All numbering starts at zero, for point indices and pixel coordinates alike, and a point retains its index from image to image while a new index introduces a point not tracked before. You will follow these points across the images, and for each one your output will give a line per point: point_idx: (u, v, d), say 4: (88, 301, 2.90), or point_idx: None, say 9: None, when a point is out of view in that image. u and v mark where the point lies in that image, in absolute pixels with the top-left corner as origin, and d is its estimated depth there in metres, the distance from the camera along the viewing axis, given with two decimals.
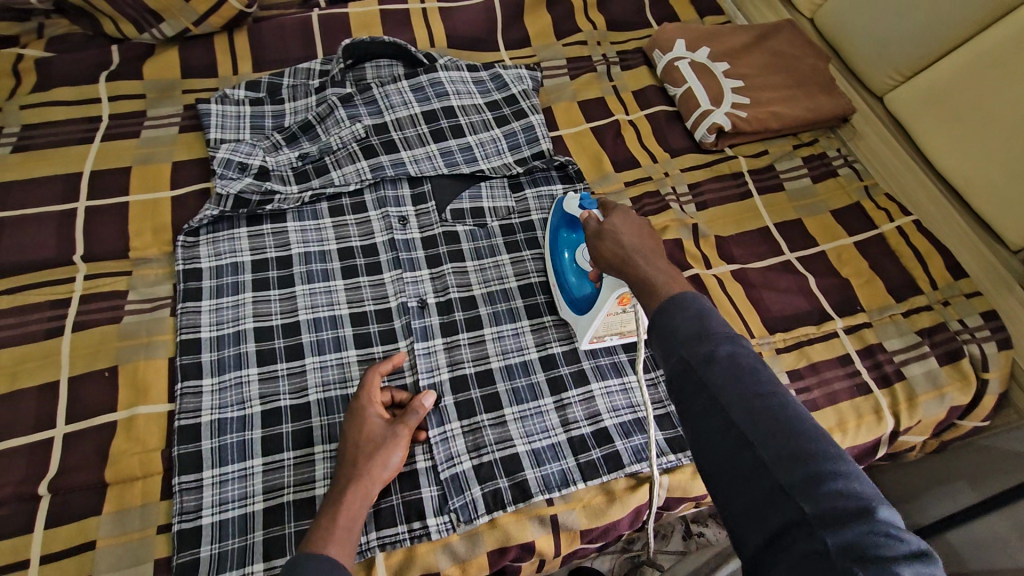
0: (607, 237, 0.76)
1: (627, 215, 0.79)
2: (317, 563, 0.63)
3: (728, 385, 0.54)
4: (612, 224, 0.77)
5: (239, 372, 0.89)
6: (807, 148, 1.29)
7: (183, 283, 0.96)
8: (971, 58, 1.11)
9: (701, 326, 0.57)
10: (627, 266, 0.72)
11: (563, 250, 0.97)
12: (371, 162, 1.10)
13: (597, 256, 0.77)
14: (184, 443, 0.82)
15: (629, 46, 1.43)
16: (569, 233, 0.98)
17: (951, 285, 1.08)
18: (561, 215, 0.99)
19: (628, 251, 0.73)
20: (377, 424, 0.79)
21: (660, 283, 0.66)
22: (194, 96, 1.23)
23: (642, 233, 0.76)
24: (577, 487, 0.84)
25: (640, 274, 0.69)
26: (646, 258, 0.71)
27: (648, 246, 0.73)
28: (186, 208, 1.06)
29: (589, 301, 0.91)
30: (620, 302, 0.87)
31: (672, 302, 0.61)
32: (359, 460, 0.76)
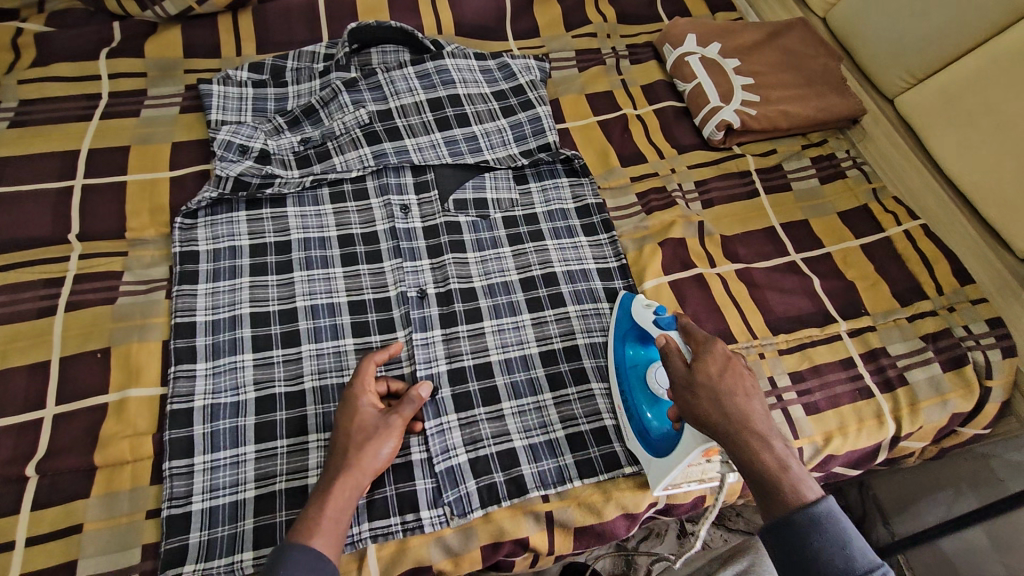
0: (703, 394, 0.74)
1: (717, 360, 0.77)
2: (301, 558, 0.65)
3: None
4: (705, 375, 0.76)
5: (234, 358, 0.87)
6: (816, 148, 1.27)
7: (179, 266, 0.94)
8: (984, 62, 1.10)
9: (845, 565, 0.65)
10: (733, 439, 0.72)
11: (632, 371, 0.88)
12: (374, 149, 1.09)
13: (689, 413, 0.75)
14: (176, 428, 0.81)
15: (639, 40, 1.41)
16: (638, 349, 0.89)
17: (957, 291, 1.06)
18: (629, 327, 0.91)
19: (735, 421, 0.72)
20: (371, 414, 0.77)
21: (784, 483, 0.69)
22: (196, 76, 1.21)
23: (737, 382, 0.75)
24: (573, 485, 0.83)
25: (757, 460, 0.71)
26: (753, 433, 0.72)
27: (750, 410, 0.74)
28: (184, 189, 1.05)
29: (670, 444, 0.80)
30: (705, 453, 0.78)
31: (810, 524, 0.67)
32: (349, 450, 0.74)
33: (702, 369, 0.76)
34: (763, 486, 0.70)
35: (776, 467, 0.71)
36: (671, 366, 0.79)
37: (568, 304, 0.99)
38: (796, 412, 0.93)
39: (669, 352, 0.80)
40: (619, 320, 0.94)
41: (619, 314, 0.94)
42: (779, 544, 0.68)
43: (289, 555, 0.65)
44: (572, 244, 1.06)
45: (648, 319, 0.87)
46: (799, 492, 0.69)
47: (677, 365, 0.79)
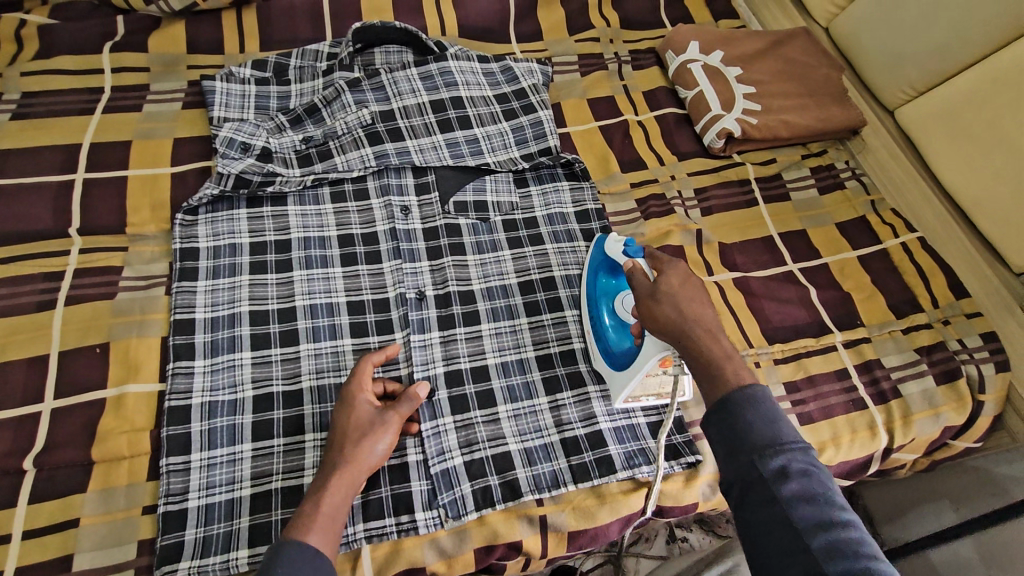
0: (665, 300, 0.76)
1: (679, 271, 0.79)
2: (297, 552, 0.65)
3: (797, 503, 0.58)
4: (668, 284, 0.77)
5: (232, 356, 0.88)
6: (815, 158, 1.28)
7: (179, 262, 0.94)
8: (983, 77, 1.10)
9: (773, 436, 0.62)
10: (688, 340, 0.73)
11: (602, 298, 0.93)
12: (375, 149, 1.09)
13: (650, 319, 0.76)
14: (173, 425, 0.81)
15: (642, 46, 1.42)
16: (608, 278, 0.94)
17: (952, 305, 1.07)
18: (601, 260, 0.95)
19: (688, 322, 0.73)
20: (368, 411, 0.78)
21: (729, 369, 0.69)
22: (199, 72, 1.21)
23: (697, 294, 0.76)
24: (568, 489, 0.83)
25: (707, 353, 0.71)
26: (707, 333, 0.73)
27: (705, 315, 0.74)
28: (185, 186, 1.05)
29: (628, 358, 0.86)
30: (661, 364, 0.82)
31: (745, 400, 0.65)
32: (345, 446, 0.74)
33: (664, 280, 0.78)
34: (708, 375, 0.69)
35: (723, 358, 0.70)
36: (635, 284, 0.81)
37: (566, 308, 0.99)
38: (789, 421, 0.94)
39: (634, 274, 0.82)
40: (595, 256, 0.97)
41: (595, 250, 0.98)
42: (714, 420, 0.66)
43: (284, 551, 0.65)
44: (572, 248, 1.07)
45: (616, 251, 0.89)
46: (740, 377, 0.68)
47: (641, 282, 0.80)
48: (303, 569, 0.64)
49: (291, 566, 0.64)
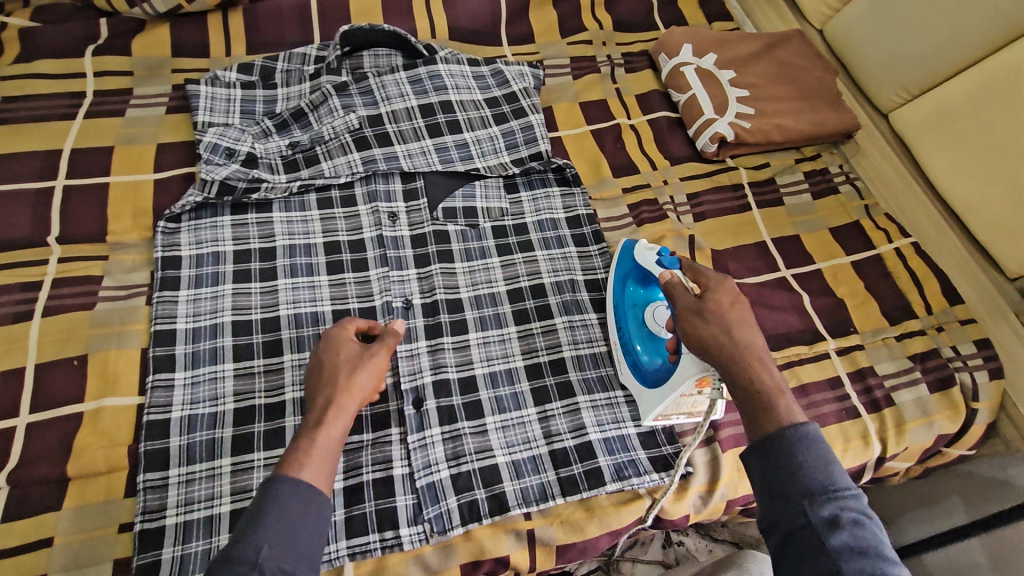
0: (712, 319, 0.74)
1: (727, 290, 0.77)
2: (290, 488, 0.64)
3: (847, 554, 0.57)
4: (716, 303, 0.76)
5: (214, 367, 0.86)
6: (809, 162, 1.27)
7: (160, 271, 0.93)
8: (979, 80, 1.09)
9: (824, 482, 0.62)
10: (736, 363, 0.72)
11: (630, 308, 0.93)
12: (363, 155, 1.07)
13: (694, 336, 0.75)
14: (151, 440, 0.79)
15: (635, 48, 1.40)
16: (638, 288, 0.93)
17: (946, 311, 1.06)
18: (630, 269, 0.94)
19: (738, 344, 0.72)
20: (354, 347, 0.77)
21: (778, 399, 0.68)
22: (184, 76, 1.19)
23: (745, 316, 0.75)
24: (556, 502, 0.82)
25: (756, 379, 0.70)
26: (757, 357, 0.72)
27: (753, 338, 0.73)
28: (168, 192, 1.03)
29: (662, 376, 0.85)
30: (697, 385, 0.82)
31: (797, 438, 0.65)
32: (337, 385, 0.73)
33: (712, 298, 0.77)
34: (756, 403, 0.69)
35: (773, 388, 0.70)
36: (676, 300, 0.79)
37: (556, 316, 0.98)
38: None
39: (674, 288, 0.81)
40: (620, 262, 0.97)
41: (619, 258, 0.97)
42: (762, 456, 0.65)
43: (274, 489, 0.64)
44: (562, 254, 1.05)
45: (650, 259, 0.89)
46: (791, 410, 0.67)
47: (683, 297, 0.79)
48: (296, 504, 0.64)
49: (282, 503, 0.63)
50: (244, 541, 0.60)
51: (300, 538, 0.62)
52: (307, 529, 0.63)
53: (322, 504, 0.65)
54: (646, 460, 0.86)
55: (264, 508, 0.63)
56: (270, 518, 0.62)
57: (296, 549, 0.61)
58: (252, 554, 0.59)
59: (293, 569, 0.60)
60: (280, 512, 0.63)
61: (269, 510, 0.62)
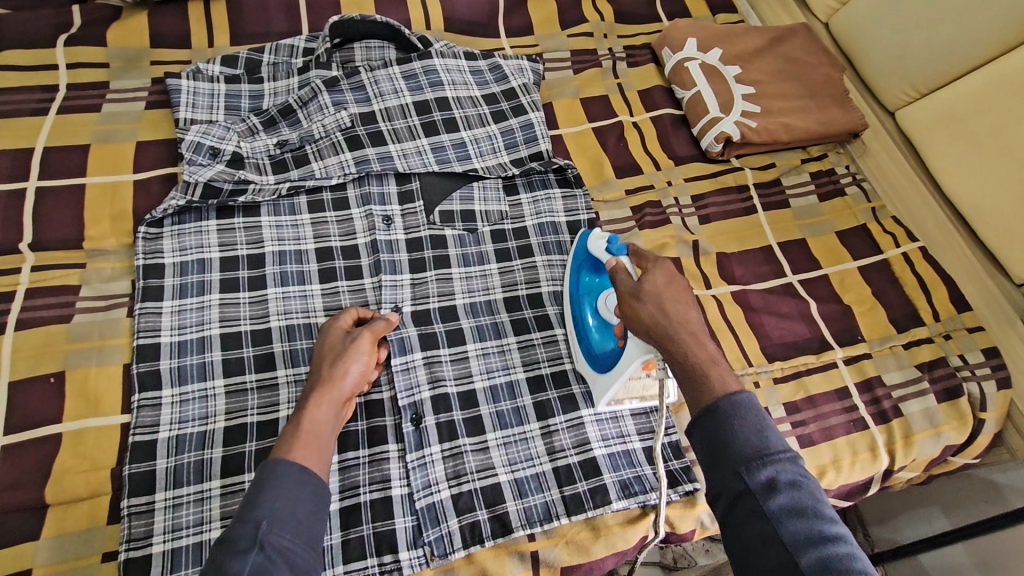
0: (648, 300, 0.71)
1: (663, 270, 0.75)
2: (284, 469, 0.64)
3: (786, 516, 0.55)
4: (654, 285, 0.73)
5: (203, 385, 0.81)
6: (816, 163, 1.24)
7: (143, 280, 0.88)
8: (991, 80, 1.06)
9: (760, 447, 0.59)
10: (674, 343, 0.68)
11: (585, 296, 0.88)
12: (355, 155, 1.02)
13: (634, 320, 0.72)
14: (137, 462, 0.75)
15: (637, 41, 1.35)
16: (592, 277, 0.89)
17: (954, 318, 1.04)
18: (584, 257, 0.90)
19: (674, 323, 0.69)
20: (341, 334, 0.80)
21: (710, 377, 0.65)
22: (163, 68, 1.12)
23: (681, 295, 0.72)
24: (561, 523, 0.79)
25: (693, 358, 0.67)
26: (693, 335, 0.69)
27: (689, 315, 0.71)
28: (149, 195, 0.97)
29: (612, 360, 0.83)
30: (644, 367, 0.79)
31: (731, 408, 0.62)
32: (323, 369, 0.75)
33: (650, 279, 0.74)
34: (694, 381, 0.66)
35: (709, 363, 0.67)
36: (618, 284, 0.76)
37: (556, 326, 0.95)
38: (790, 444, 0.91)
39: (618, 272, 0.78)
40: (577, 252, 0.92)
41: (578, 247, 0.92)
42: (701, 431, 0.63)
43: (271, 470, 0.64)
44: (562, 260, 1.01)
45: (600, 247, 0.85)
46: (726, 383, 0.64)
47: (625, 281, 0.76)
48: (294, 483, 0.63)
49: (278, 483, 0.63)
50: (245, 519, 0.60)
51: (299, 514, 0.62)
52: (304, 506, 0.63)
53: (318, 484, 0.65)
54: (652, 476, 0.84)
55: (261, 489, 0.62)
56: (268, 496, 0.62)
57: (297, 525, 0.61)
58: (252, 531, 0.59)
59: (296, 546, 0.60)
60: (276, 490, 0.62)
61: (264, 492, 0.62)
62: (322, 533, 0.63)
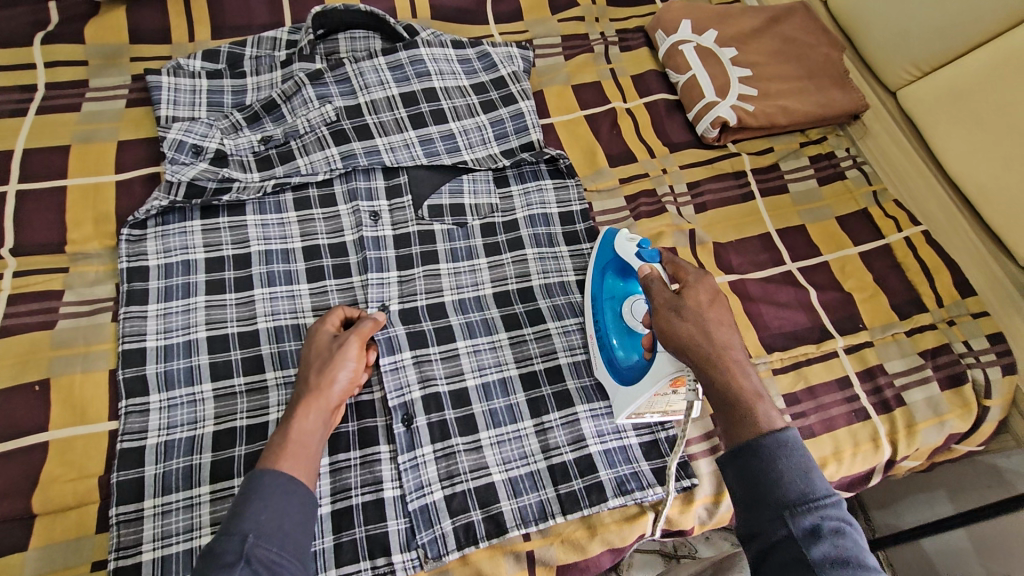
0: (689, 317, 0.70)
1: (704, 286, 0.74)
2: (269, 480, 0.63)
3: (830, 566, 0.55)
4: (695, 301, 0.72)
5: (191, 389, 0.80)
6: (815, 146, 1.20)
7: (127, 284, 0.86)
8: (997, 57, 1.02)
9: (803, 491, 0.59)
10: (714, 367, 0.67)
11: (609, 299, 0.89)
12: (341, 149, 1.00)
13: (671, 336, 0.71)
14: (125, 469, 0.74)
15: (630, 25, 1.32)
16: (617, 280, 0.89)
17: (957, 304, 1.01)
18: (609, 260, 0.90)
19: (716, 344, 0.68)
20: (328, 338, 0.78)
21: (752, 406, 0.65)
22: (143, 65, 1.09)
23: (724, 314, 0.71)
24: (556, 522, 0.78)
25: (735, 385, 0.66)
26: (734, 361, 0.68)
27: (732, 338, 0.69)
28: (132, 195, 0.95)
29: (636, 374, 0.81)
30: (672, 383, 0.77)
31: (775, 446, 0.61)
32: (310, 375, 0.74)
33: (690, 295, 0.73)
34: (735, 411, 0.65)
35: (752, 395, 0.66)
36: (653, 293, 0.75)
37: (549, 320, 0.93)
38: None
39: (652, 282, 0.77)
40: (603, 249, 0.92)
41: (602, 243, 0.92)
42: (740, 467, 0.62)
43: (257, 480, 0.63)
44: (554, 253, 0.99)
45: (630, 252, 0.84)
46: (770, 417, 0.64)
47: (661, 293, 0.75)
48: (279, 494, 0.63)
49: (264, 494, 0.62)
50: (229, 532, 0.60)
51: (284, 525, 0.61)
52: (291, 518, 0.62)
53: (305, 496, 0.65)
54: (649, 472, 0.82)
55: (246, 500, 0.62)
56: (254, 509, 0.61)
57: (282, 537, 0.61)
58: (238, 545, 0.59)
59: (281, 559, 0.59)
60: (262, 502, 0.62)
61: (249, 503, 0.62)
62: (308, 544, 0.63)
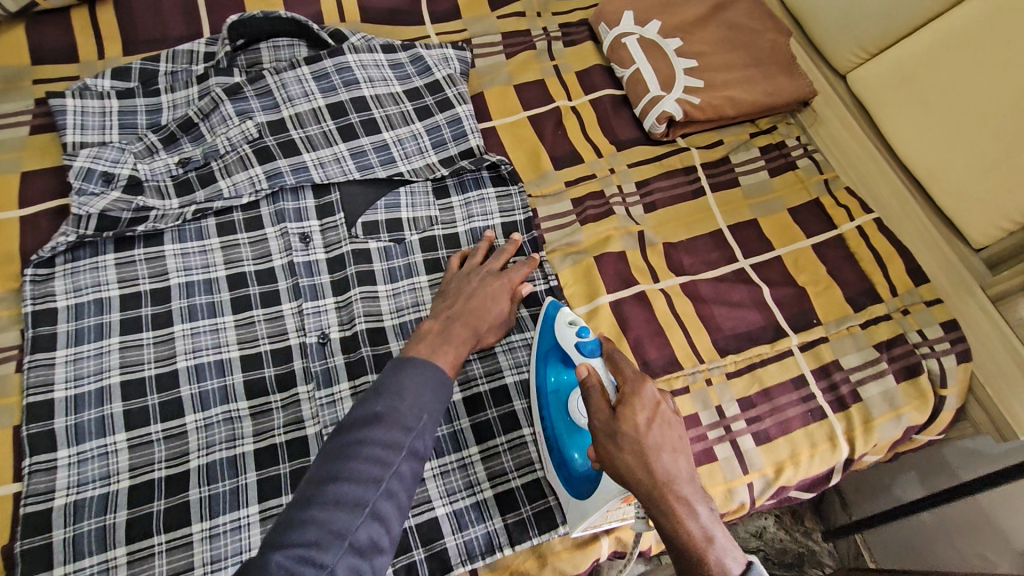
0: (627, 447, 0.63)
1: (643, 404, 0.67)
2: (430, 370, 0.65)
3: None
4: (632, 424, 0.65)
5: (103, 441, 0.75)
6: (765, 136, 1.17)
7: (32, 329, 0.80)
8: (941, 36, 1.00)
9: None
10: (655, 507, 0.62)
11: (553, 398, 0.79)
12: (266, 168, 0.94)
13: (611, 467, 0.65)
14: (29, 537, 0.69)
15: (572, 18, 1.27)
16: (559, 373, 0.80)
17: (911, 292, 0.99)
18: (550, 348, 0.81)
19: (656, 480, 0.62)
20: (500, 290, 0.86)
21: (704, 550, 0.59)
22: (46, 87, 1.01)
23: (666, 436, 0.65)
24: (504, 554, 0.75)
25: (681, 528, 0.60)
26: (677, 498, 0.61)
27: (675, 467, 0.63)
28: (36, 231, 0.89)
29: (590, 486, 0.73)
30: (624, 500, 0.72)
31: None
32: (481, 310, 0.82)
33: (626, 416, 0.65)
34: (682, 560, 0.60)
35: (701, 537, 0.60)
36: (592, 406, 0.68)
37: None
38: (745, 443, 0.87)
39: (591, 388, 0.69)
40: (543, 334, 0.83)
41: (542, 332, 0.83)
42: None
43: (425, 367, 0.65)
44: None
45: (570, 342, 0.78)
46: (723, 564, 0.58)
47: (600, 407, 0.67)
48: (438, 388, 0.65)
49: (427, 381, 0.64)
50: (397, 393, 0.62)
51: (434, 406, 0.63)
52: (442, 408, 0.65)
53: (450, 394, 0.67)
54: None
55: (402, 367, 0.64)
56: (418, 381, 0.63)
57: (432, 415, 0.63)
58: (417, 415, 0.61)
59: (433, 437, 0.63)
60: (421, 388, 0.63)
61: (409, 369, 0.64)
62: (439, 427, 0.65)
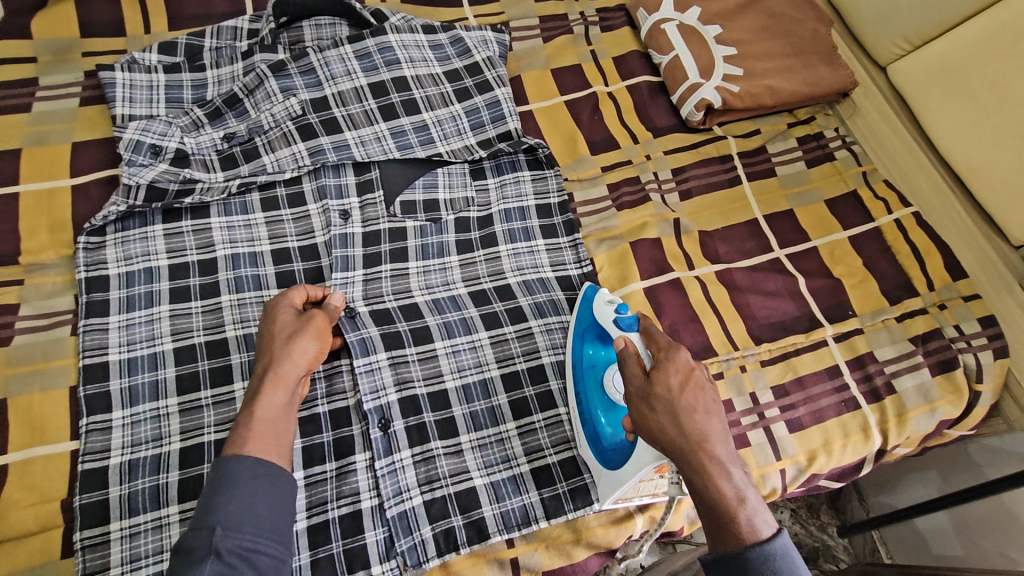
0: (659, 408, 0.65)
1: (675, 368, 0.67)
2: (236, 466, 0.63)
3: None
4: (665, 386, 0.66)
5: (155, 404, 0.77)
6: (803, 127, 1.17)
7: (86, 295, 0.83)
8: (989, 27, 0.98)
9: None
10: (689, 466, 0.63)
11: (588, 372, 0.81)
12: (308, 145, 0.95)
13: (644, 429, 0.66)
14: (87, 492, 0.72)
15: (611, 3, 1.26)
16: (596, 348, 0.82)
17: (948, 287, 0.99)
18: (588, 323, 0.83)
19: (689, 440, 0.63)
20: (287, 315, 0.76)
21: (733, 509, 0.61)
22: (96, 60, 1.03)
23: (698, 399, 0.65)
24: (540, 526, 0.77)
25: (713, 488, 0.61)
26: (711, 458, 0.62)
27: (709, 428, 0.63)
28: (89, 201, 0.91)
29: (623, 456, 0.74)
30: (657, 470, 0.72)
31: (760, 558, 0.58)
32: (268, 345, 0.74)
33: (660, 379, 0.66)
34: (713, 518, 0.61)
35: (733, 498, 0.61)
36: (628, 372, 0.69)
37: (531, 319, 0.90)
38: (778, 431, 0.88)
39: (628, 358, 0.70)
40: (581, 312, 0.86)
41: (580, 308, 0.86)
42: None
43: (224, 469, 0.63)
44: (529, 248, 0.96)
45: (608, 317, 0.79)
46: (752, 523, 0.60)
47: (634, 373, 0.69)
48: (250, 480, 0.62)
49: (232, 484, 0.62)
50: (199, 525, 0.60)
51: (235, 515, 0.60)
52: (264, 504, 0.62)
53: (275, 480, 0.64)
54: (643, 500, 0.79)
55: (218, 489, 0.62)
56: (223, 500, 0.61)
57: (227, 525, 0.60)
58: (207, 540, 0.59)
59: (258, 543, 0.61)
60: (229, 493, 0.61)
61: (224, 481, 0.62)
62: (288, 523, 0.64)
